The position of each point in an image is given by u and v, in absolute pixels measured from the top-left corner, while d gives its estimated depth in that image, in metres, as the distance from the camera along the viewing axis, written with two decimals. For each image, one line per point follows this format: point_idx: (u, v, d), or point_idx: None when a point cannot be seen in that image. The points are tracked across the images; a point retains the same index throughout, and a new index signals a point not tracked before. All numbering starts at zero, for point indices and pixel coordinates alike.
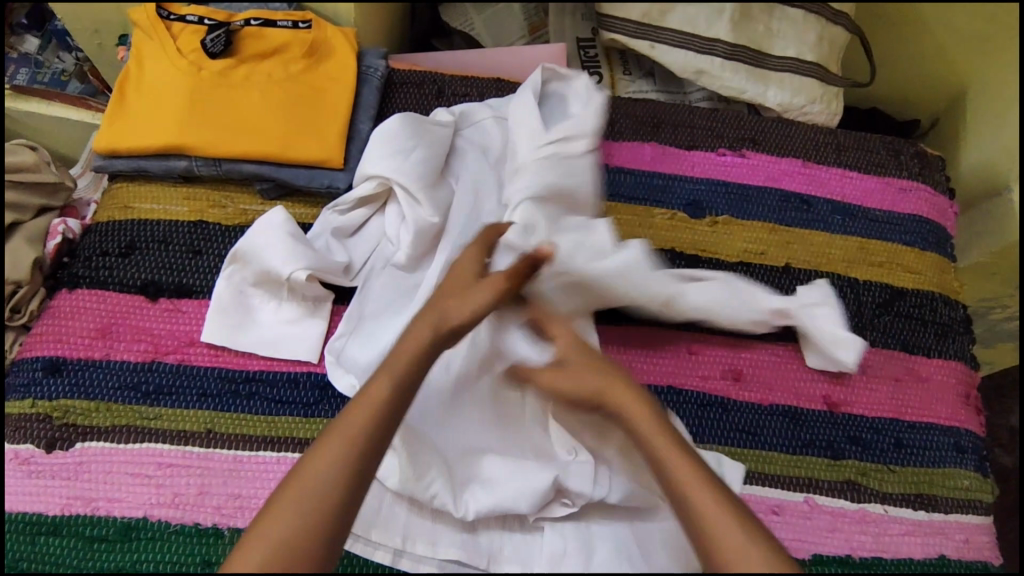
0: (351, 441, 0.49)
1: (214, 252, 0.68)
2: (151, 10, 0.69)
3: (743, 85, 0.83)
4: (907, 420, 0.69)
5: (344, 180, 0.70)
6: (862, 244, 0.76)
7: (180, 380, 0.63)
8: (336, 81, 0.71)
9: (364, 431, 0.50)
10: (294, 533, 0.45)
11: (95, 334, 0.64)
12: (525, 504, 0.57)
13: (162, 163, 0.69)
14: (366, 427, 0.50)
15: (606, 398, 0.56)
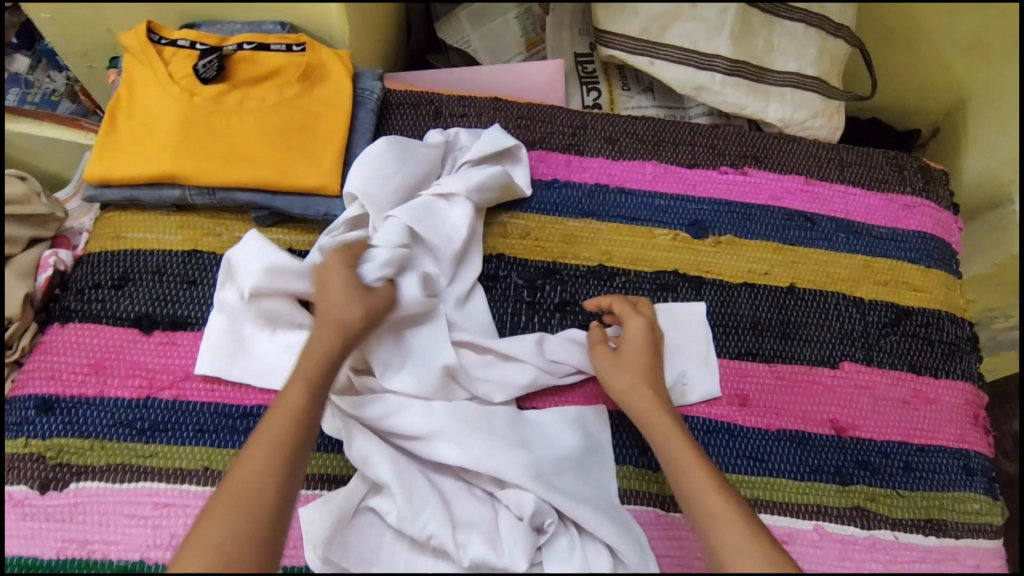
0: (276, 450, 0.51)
1: (208, 283, 0.67)
2: (142, 35, 0.68)
3: (744, 101, 0.82)
4: (917, 443, 0.68)
5: (342, 207, 0.68)
6: (867, 263, 0.75)
7: (175, 416, 0.61)
8: (330, 107, 0.70)
9: (286, 441, 0.51)
10: (227, 542, 0.46)
11: (88, 370, 0.62)
12: (519, 536, 0.56)
13: (154, 192, 0.67)
14: (288, 438, 0.51)
15: (631, 397, 0.61)
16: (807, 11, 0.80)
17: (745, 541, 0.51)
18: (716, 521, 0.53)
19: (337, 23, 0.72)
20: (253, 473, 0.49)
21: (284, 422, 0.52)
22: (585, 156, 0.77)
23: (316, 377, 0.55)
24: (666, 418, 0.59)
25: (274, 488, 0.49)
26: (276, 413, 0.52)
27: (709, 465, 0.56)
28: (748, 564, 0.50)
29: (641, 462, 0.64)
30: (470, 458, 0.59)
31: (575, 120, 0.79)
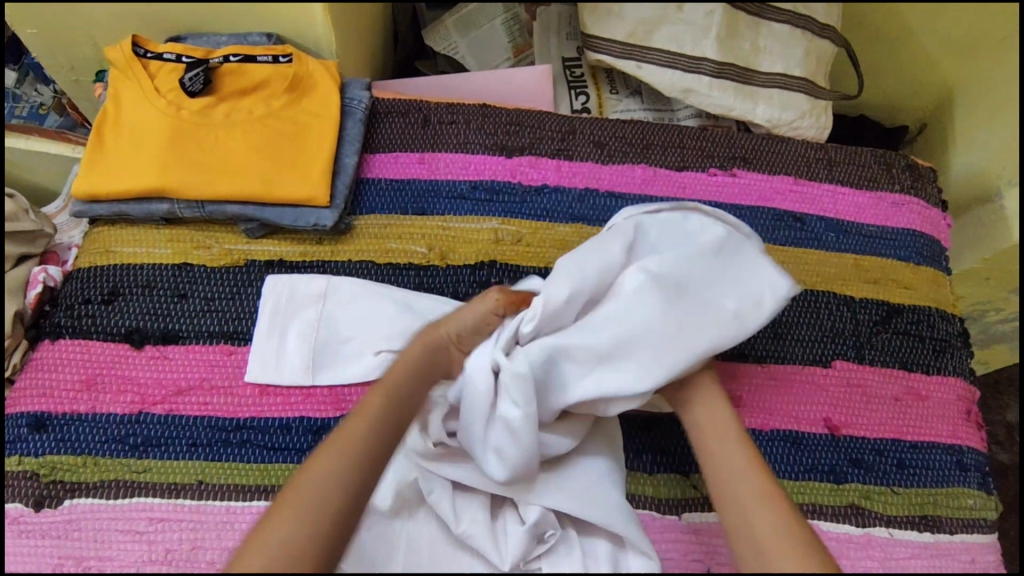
0: (345, 452, 0.52)
1: (200, 296, 0.66)
2: (128, 49, 0.68)
3: (732, 103, 0.83)
4: (910, 440, 0.68)
5: (331, 218, 0.68)
6: (857, 261, 0.76)
7: (168, 431, 0.61)
8: (319, 117, 0.70)
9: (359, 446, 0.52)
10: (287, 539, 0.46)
11: (80, 386, 0.62)
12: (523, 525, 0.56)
13: (143, 206, 0.67)
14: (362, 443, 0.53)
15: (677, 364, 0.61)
16: (794, 12, 0.79)
17: (778, 521, 0.51)
18: (741, 487, 0.53)
19: (323, 33, 0.72)
20: (326, 469, 0.50)
21: (362, 423, 0.54)
22: (575, 160, 0.78)
23: (401, 379, 0.58)
24: (715, 403, 0.59)
25: (340, 489, 0.50)
26: (360, 414, 0.55)
27: (746, 447, 0.56)
28: (778, 542, 0.49)
29: (636, 465, 0.64)
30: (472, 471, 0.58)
31: (565, 125, 0.79)
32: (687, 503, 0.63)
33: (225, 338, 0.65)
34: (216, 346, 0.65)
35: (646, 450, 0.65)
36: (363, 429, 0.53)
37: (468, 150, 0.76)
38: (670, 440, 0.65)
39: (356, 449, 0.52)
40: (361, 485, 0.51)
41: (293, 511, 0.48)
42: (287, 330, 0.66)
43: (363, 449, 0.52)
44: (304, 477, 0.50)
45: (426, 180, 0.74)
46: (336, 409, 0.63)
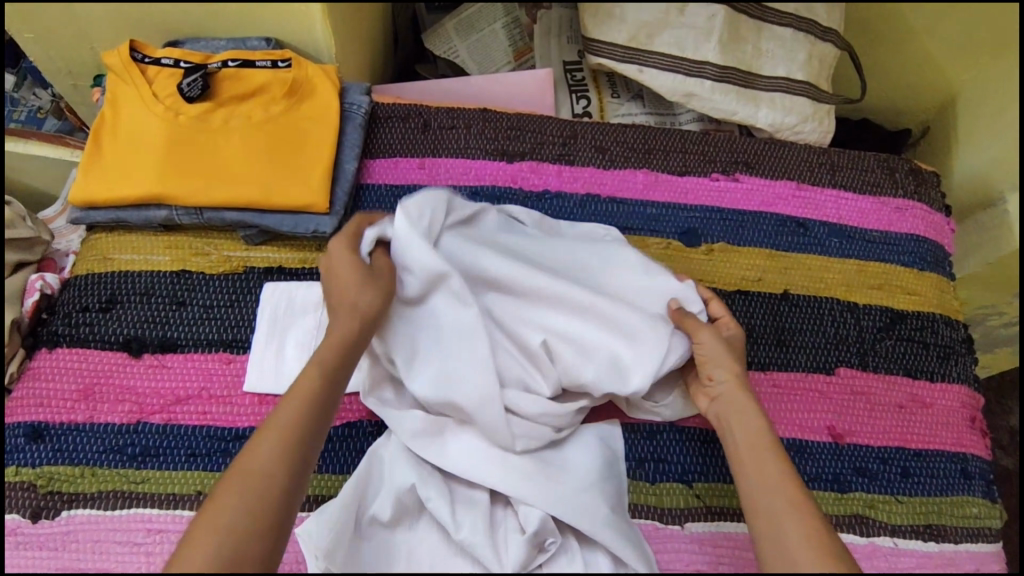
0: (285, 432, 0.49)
1: (199, 303, 0.66)
2: (125, 54, 0.68)
3: (733, 106, 0.82)
4: (914, 448, 0.68)
5: (330, 224, 0.67)
6: (860, 267, 0.75)
7: (167, 440, 0.60)
8: (318, 123, 0.69)
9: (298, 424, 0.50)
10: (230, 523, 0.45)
11: (77, 396, 0.62)
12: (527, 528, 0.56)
13: (141, 213, 0.66)
14: (300, 420, 0.50)
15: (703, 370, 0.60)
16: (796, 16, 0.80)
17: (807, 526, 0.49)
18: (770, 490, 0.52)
19: (323, 37, 0.72)
20: (264, 455, 0.48)
21: (293, 408, 0.50)
22: (576, 165, 0.77)
23: (332, 362, 0.53)
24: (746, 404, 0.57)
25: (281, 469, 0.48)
26: (291, 395, 0.51)
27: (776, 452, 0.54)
28: (805, 547, 0.48)
29: (637, 474, 0.63)
30: (467, 463, 0.58)
31: (566, 130, 0.79)
32: (689, 512, 0.62)
33: (224, 346, 0.64)
34: (214, 354, 0.64)
35: (648, 459, 0.64)
36: (296, 413, 0.50)
37: (468, 155, 0.76)
38: (672, 448, 0.65)
39: (288, 435, 0.49)
40: (295, 472, 0.49)
41: (229, 504, 0.45)
42: (285, 340, 0.65)
43: (298, 436, 0.49)
44: (241, 468, 0.47)
45: (426, 186, 0.74)
46: (335, 418, 0.63)
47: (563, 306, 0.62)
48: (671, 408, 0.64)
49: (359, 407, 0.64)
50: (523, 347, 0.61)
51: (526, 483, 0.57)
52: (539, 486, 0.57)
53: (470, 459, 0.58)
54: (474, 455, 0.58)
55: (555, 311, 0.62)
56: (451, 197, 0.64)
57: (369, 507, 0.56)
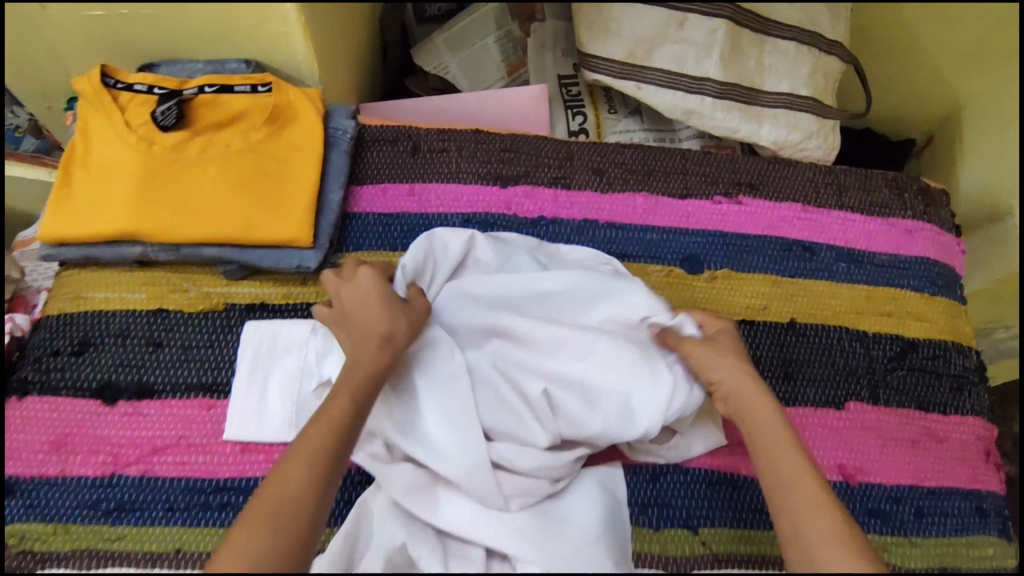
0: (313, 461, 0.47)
1: (176, 345, 0.62)
2: (95, 80, 0.64)
3: (736, 124, 0.79)
4: (927, 486, 0.65)
5: (314, 258, 0.64)
6: (869, 293, 0.72)
7: (144, 494, 0.57)
8: (301, 151, 0.65)
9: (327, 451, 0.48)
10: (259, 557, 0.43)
11: (50, 447, 0.58)
12: None
13: (114, 250, 0.63)
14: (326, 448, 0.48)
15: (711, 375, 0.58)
16: (799, 29, 0.77)
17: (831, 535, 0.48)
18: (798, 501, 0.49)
19: (304, 57, 0.68)
20: (294, 486, 0.46)
21: (321, 434, 0.48)
22: (572, 190, 0.74)
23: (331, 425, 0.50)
24: (760, 395, 0.55)
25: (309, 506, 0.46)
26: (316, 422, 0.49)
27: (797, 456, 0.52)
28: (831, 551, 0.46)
29: (641, 520, 0.61)
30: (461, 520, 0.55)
31: (561, 151, 0.75)
32: (696, 560, 0.60)
33: (203, 391, 0.61)
34: (193, 400, 0.61)
35: (651, 504, 0.61)
36: (324, 440, 0.48)
37: (459, 180, 0.72)
38: (677, 491, 0.62)
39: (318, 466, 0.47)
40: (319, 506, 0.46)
41: (256, 539, 0.43)
42: (267, 383, 0.62)
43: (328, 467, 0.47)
44: (272, 501, 0.45)
45: (415, 214, 0.70)
46: None
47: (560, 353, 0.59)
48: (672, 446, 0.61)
49: None
50: (519, 394, 0.58)
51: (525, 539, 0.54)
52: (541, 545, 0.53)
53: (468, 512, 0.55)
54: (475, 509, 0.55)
55: (551, 351, 0.60)
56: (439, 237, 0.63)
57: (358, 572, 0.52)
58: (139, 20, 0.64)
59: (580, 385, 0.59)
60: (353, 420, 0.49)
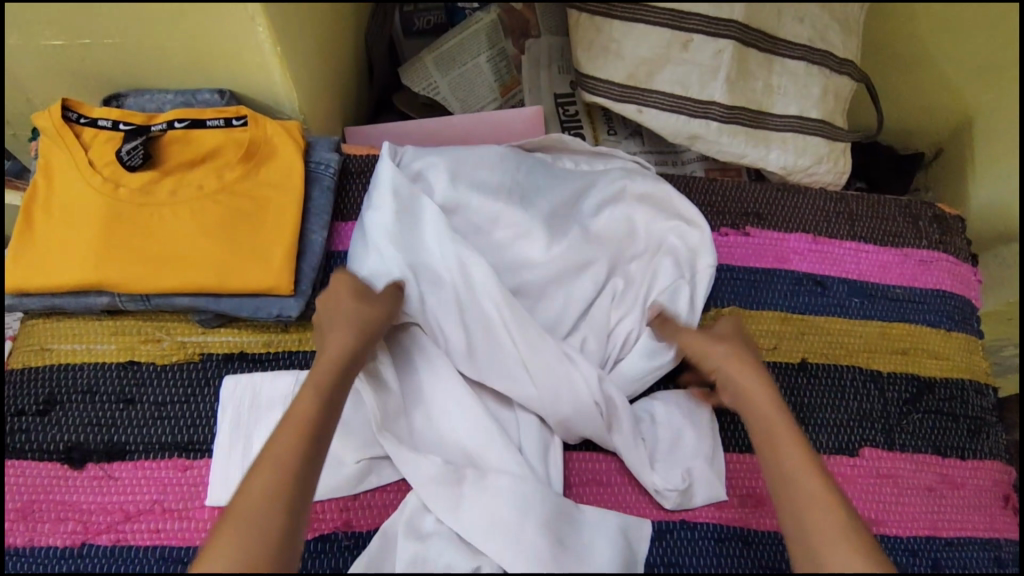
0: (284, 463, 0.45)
1: (149, 402, 0.58)
2: (56, 115, 0.59)
3: (743, 149, 0.75)
4: (945, 537, 0.62)
5: (296, 307, 0.60)
6: (883, 330, 0.69)
7: (116, 565, 0.53)
8: (279, 188, 0.61)
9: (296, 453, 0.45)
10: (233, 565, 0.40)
11: (14, 516, 0.55)
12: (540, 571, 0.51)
13: (80, 300, 0.59)
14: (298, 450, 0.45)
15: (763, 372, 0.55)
16: (809, 46, 0.72)
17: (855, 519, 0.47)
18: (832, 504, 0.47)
19: (282, 86, 0.64)
20: (261, 487, 0.43)
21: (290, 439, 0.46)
22: None
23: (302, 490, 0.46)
24: None
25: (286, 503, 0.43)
26: (282, 428, 0.47)
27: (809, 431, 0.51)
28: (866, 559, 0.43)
29: None
30: (483, 529, 0.53)
31: None
32: None
33: (178, 451, 0.57)
34: (168, 461, 0.57)
35: (658, 564, 0.57)
36: (292, 443, 0.46)
37: None
38: (685, 550, 0.58)
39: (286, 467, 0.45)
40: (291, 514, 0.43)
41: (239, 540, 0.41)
42: (251, 439, 0.58)
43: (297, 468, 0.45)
44: (239, 500, 0.43)
45: None
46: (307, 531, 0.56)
47: (582, 266, 0.65)
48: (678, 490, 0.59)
49: (333, 516, 0.57)
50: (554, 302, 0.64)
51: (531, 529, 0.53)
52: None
53: (489, 519, 0.53)
54: (495, 518, 0.53)
55: (577, 264, 0.65)
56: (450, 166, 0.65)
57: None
58: (103, 51, 0.59)
59: (610, 290, 0.65)
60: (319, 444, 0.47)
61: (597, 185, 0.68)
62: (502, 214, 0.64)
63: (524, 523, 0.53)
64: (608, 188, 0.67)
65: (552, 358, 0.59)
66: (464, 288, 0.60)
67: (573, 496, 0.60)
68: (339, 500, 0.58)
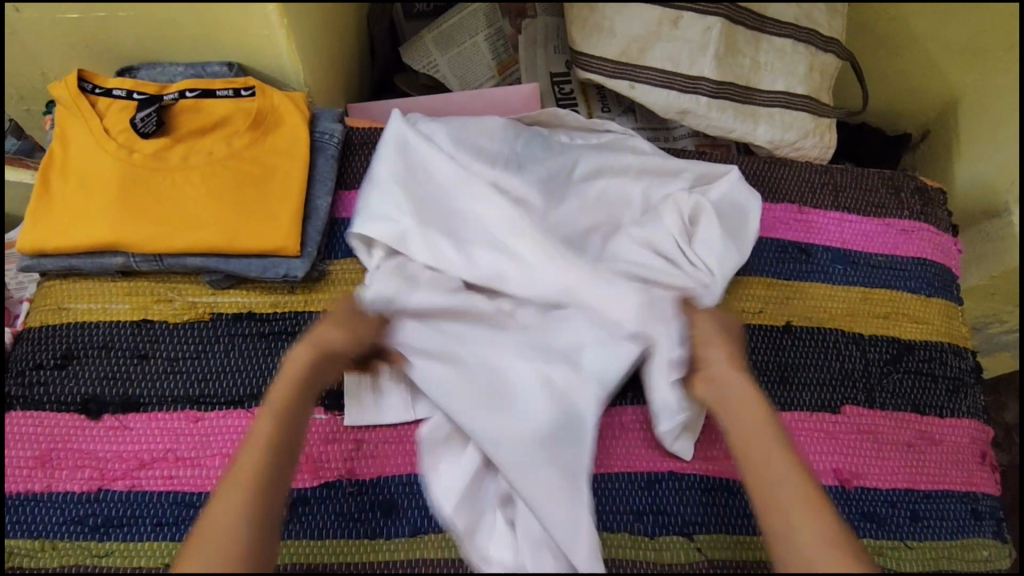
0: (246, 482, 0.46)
1: (162, 356, 0.61)
2: (73, 85, 0.62)
3: (731, 123, 0.77)
4: (922, 489, 0.65)
5: (302, 267, 0.62)
6: (865, 295, 0.72)
7: (131, 509, 0.56)
8: (286, 156, 0.64)
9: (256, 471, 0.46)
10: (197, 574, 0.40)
11: (34, 463, 0.57)
12: (547, 485, 0.55)
13: (95, 260, 0.62)
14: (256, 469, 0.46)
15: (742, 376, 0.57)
16: (796, 25, 0.76)
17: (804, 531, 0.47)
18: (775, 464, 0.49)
19: (288, 60, 0.66)
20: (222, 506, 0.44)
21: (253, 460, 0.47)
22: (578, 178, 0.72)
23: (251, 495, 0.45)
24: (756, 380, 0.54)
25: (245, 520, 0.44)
26: (246, 448, 0.48)
27: (778, 428, 0.52)
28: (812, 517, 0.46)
29: (636, 527, 0.60)
30: (525, 453, 0.56)
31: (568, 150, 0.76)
32: (692, 567, 0.59)
33: (190, 403, 0.60)
34: (179, 412, 0.59)
35: (647, 512, 0.61)
36: (250, 474, 0.46)
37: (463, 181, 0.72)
38: (672, 499, 0.61)
39: (255, 480, 0.46)
40: (263, 530, 0.44)
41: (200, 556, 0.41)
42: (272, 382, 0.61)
43: (260, 483, 0.46)
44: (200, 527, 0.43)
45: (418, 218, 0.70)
46: (313, 477, 0.59)
47: (580, 219, 0.68)
48: (678, 415, 0.60)
49: (338, 464, 0.60)
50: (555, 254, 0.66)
51: (536, 457, 0.56)
52: (565, 490, 0.55)
53: (507, 447, 0.57)
54: (512, 445, 0.57)
55: (574, 219, 0.68)
56: (449, 133, 0.68)
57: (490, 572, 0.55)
58: (118, 24, 0.62)
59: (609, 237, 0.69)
60: (278, 447, 0.48)
61: (587, 154, 0.69)
62: (499, 175, 0.66)
63: (532, 448, 0.56)
64: (602, 155, 0.70)
65: (559, 303, 0.63)
66: (468, 242, 0.64)
67: (603, 469, 0.62)
68: (344, 450, 0.60)
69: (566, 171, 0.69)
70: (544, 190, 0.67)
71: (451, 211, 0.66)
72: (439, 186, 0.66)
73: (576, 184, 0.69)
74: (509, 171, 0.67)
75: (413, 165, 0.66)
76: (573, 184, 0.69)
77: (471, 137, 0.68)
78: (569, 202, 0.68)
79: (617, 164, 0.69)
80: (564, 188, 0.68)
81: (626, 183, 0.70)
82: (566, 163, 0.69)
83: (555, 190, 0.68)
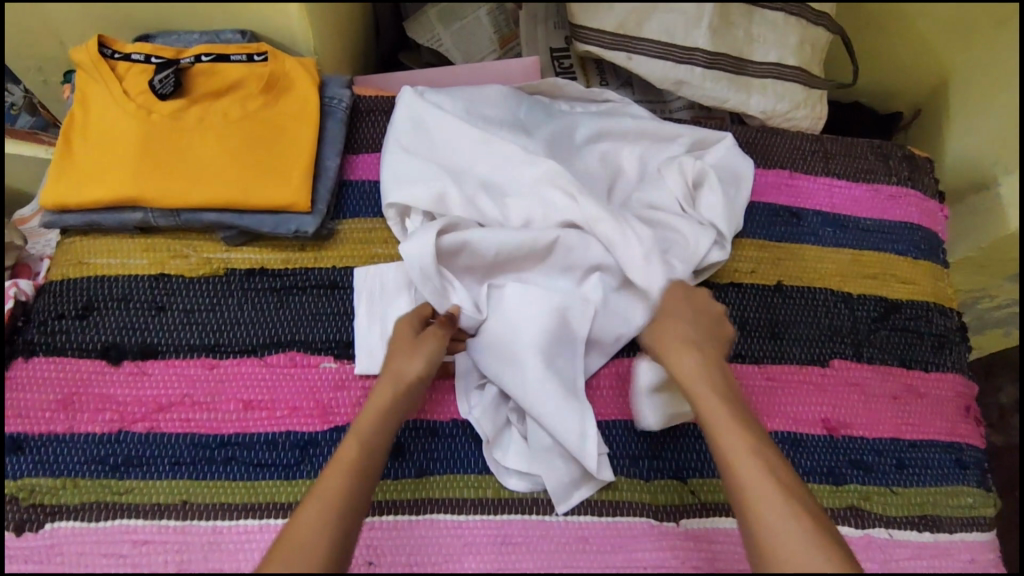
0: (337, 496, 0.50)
1: (178, 308, 0.64)
2: (93, 50, 0.65)
3: (726, 94, 0.80)
4: (908, 439, 0.68)
5: (313, 224, 0.65)
6: (855, 257, 0.74)
7: (150, 449, 0.59)
8: (297, 119, 0.67)
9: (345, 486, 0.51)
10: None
11: (57, 407, 0.60)
12: (559, 421, 0.60)
13: (115, 216, 0.64)
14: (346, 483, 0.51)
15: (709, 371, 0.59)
16: None
17: (752, 524, 0.49)
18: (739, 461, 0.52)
19: (298, 26, 0.69)
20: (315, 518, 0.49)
21: (340, 475, 0.51)
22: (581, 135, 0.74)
23: (332, 509, 0.49)
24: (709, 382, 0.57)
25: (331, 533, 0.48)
26: (336, 465, 0.52)
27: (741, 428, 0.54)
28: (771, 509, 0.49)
29: (632, 471, 0.62)
30: (538, 392, 0.61)
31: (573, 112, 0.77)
32: (685, 509, 0.62)
33: (205, 351, 0.63)
34: (196, 359, 0.62)
35: (643, 457, 0.63)
36: (340, 489, 0.50)
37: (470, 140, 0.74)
38: (667, 445, 0.64)
39: (343, 499, 0.50)
40: (342, 539, 0.49)
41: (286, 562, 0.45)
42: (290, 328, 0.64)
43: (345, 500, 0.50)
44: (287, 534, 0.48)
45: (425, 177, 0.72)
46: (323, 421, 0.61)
47: (585, 175, 0.70)
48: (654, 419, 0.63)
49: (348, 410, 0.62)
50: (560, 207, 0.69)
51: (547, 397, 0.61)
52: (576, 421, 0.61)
53: (520, 387, 0.62)
54: (524, 387, 0.61)
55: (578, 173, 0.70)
56: (455, 98, 0.71)
57: (505, 483, 0.61)
58: None
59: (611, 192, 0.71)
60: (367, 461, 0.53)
61: (586, 119, 0.73)
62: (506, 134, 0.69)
63: (543, 389, 0.61)
64: (602, 120, 0.73)
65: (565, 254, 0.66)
66: (477, 197, 0.67)
67: (603, 417, 0.64)
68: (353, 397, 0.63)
69: (568, 132, 0.72)
70: (549, 149, 0.70)
71: (460, 168, 0.69)
72: (448, 146, 0.69)
73: (579, 144, 0.72)
74: (516, 131, 0.70)
75: (427, 132, 0.69)
76: (575, 144, 0.72)
77: (477, 101, 0.71)
78: (572, 159, 0.71)
79: (618, 125, 0.72)
80: (567, 147, 0.72)
81: (626, 143, 0.73)
82: (568, 126, 0.73)
83: (558, 148, 0.71)
